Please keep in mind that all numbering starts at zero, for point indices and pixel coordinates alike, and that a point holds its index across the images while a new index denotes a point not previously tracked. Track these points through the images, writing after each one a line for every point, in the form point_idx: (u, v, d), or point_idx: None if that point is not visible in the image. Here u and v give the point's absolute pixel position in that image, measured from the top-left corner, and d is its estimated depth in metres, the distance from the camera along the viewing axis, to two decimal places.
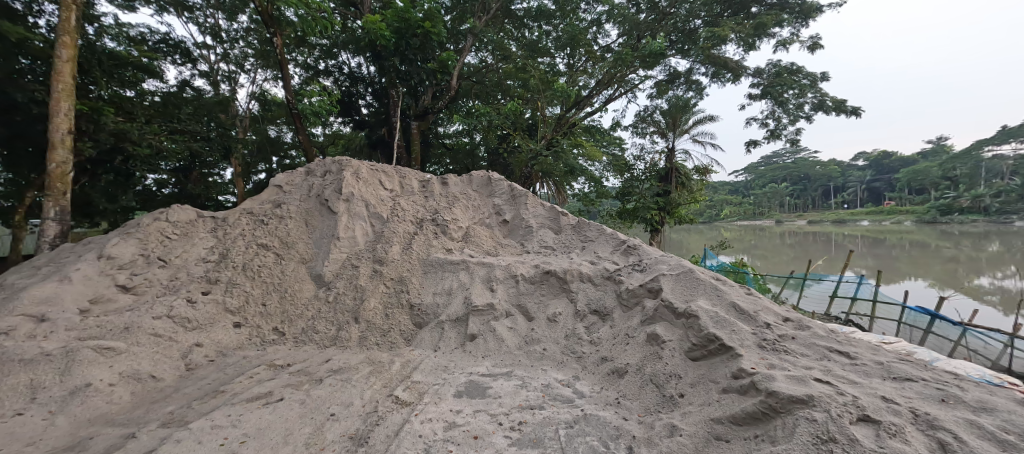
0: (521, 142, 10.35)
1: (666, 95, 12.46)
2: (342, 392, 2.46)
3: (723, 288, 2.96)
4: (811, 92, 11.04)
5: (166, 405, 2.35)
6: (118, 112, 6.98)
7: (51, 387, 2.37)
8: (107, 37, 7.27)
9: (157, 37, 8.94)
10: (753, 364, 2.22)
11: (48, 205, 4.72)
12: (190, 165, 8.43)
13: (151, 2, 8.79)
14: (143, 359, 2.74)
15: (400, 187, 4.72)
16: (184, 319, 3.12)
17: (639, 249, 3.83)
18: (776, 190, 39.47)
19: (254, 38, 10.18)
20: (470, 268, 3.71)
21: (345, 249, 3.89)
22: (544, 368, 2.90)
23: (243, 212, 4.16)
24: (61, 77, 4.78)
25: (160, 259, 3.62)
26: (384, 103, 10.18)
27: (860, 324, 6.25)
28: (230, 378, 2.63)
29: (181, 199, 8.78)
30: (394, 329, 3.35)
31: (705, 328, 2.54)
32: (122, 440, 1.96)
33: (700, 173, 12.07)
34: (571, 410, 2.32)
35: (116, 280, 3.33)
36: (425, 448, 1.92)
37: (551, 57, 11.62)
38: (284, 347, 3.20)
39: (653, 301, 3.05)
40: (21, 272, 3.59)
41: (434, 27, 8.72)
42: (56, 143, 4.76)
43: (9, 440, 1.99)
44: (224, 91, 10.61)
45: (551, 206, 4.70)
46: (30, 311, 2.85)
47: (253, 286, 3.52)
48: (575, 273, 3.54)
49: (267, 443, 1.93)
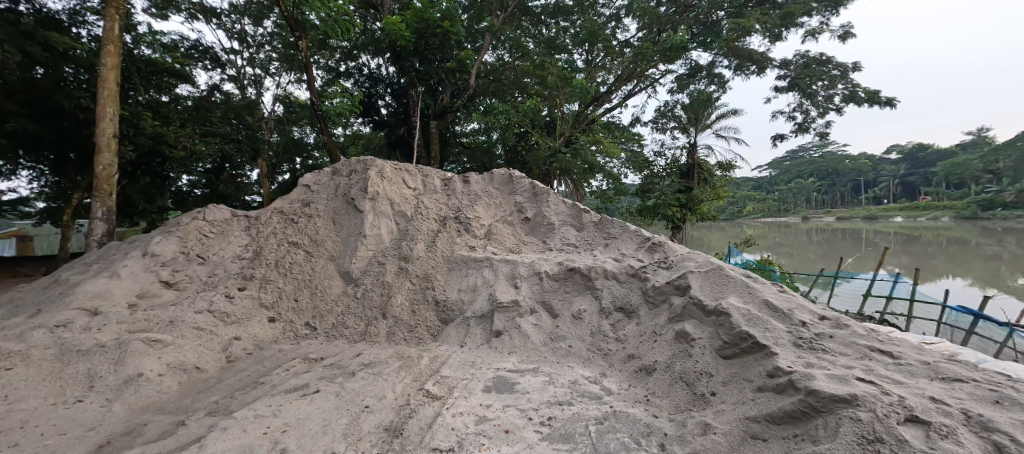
0: (539, 140, 10.32)
1: (688, 89, 12.22)
2: (375, 385, 2.53)
3: (754, 285, 2.90)
4: (841, 83, 10.65)
5: (212, 395, 2.46)
6: (155, 117, 7.35)
7: (106, 376, 2.51)
8: (143, 45, 7.62)
9: (188, 43, 9.35)
10: (790, 363, 2.17)
11: (96, 206, 4.98)
12: (220, 166, 8.79)
13: (182, 11, 9.23)
14: (188, 350, 2.87)
15: (422, 185, 4.78)
16: (223, 314, 3.26)
17: (664, 246, 3.76)
18: (802, 185, 38.13)
19: (278, 42, 10.54)
20: (494, 265, 3.74)
21: (372, 246, 3.98)
22: (570, 365, 2.90)
23: (274, 211, 4.30)
24: (106, 84, 5.05)
25: (199, 256, 3.78)
26: (404, 103, 10.40)
27: (895, 324, 6.01)
28: (268, 370, 2.74)
29: (212, 199, 9.13)
30: (421, 326, 3.41)
31: (738, 325, 2.49)
32: (173, 426, 2.07)
33: (722, 169, 11.82)
34: (601, 406, 2.31)
35: (160, 277, 3.49)
36: (458, 440, 1.95)
37: (569, 53, 11.55)
38: (316, 341, 3.29)
39: (680, 298, 3.02)
40: (75, 268, 3.82)
41: (452, 27, 8.94)
42: (101, 147, 5.03)
43: (72, 426, 2.13)
44: (251, 94, 10.99)
45: (573, 203, 4.67)
46: (84, 305, 3.03)
47: (285, 282, 3.64)
48: (599, 270, 3.52)
49: (308, 433, 2.00)
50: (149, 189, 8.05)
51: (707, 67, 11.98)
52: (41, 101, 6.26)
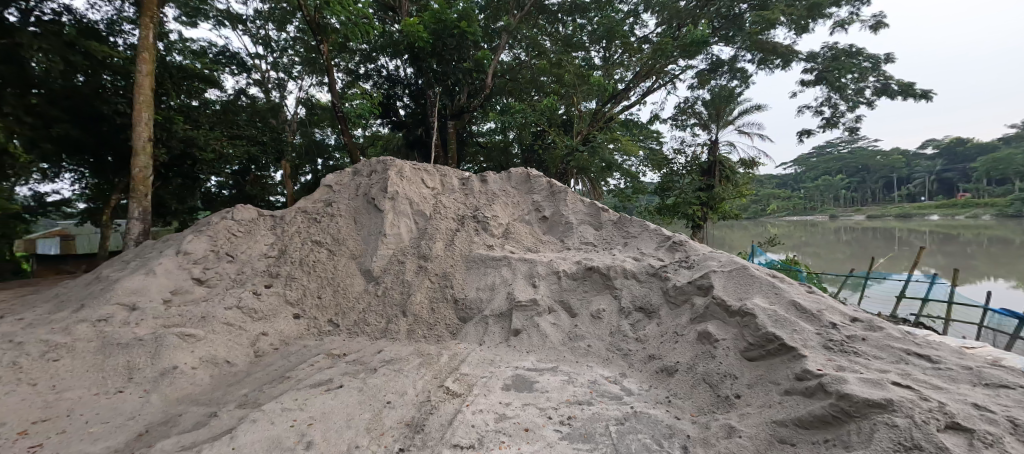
0: (556, 138, 10.29)
1: (709, 85, 11.94)
2: (396, 381, 2.57)
3: (780, 285, 2.82)
4: (873, 76, 10.23)
5: (241, 388, 2.55)
6: (186, 121, 7.67)
7: (144, 368, 2.64)
8: (175, 52, 7.96)
9: (216, 49, 9.71)
10: (820, 365, 2.10)
11: (133, 206, 5.23)
12: (247, 167, 9.09)
13: (210, 18, 9.59)
14: (219, 345, 2.98)
15: (441, 185, 4.83)
16: (251, 310, 3.37)
17: (686, 245, 3.69)
18: (830, 182, 36.74)
19: (300, 47, 10.82)
20: (513, 264, 3.74)
21: (392, 244, 4.05)
22: (590, 365, 2.88)
23: (298, 210, 4.42)
24: (142, 90, 5.30)
25: (228, 255, 3.92)
26: (422, 104, 10.54)
27: (932, 327, 5.76)
28: (294, 366, 2.81)
29: (239, 200, 9.46)
30: (440, 323, 3.45)
31: (763, 326, 2.43)
32: (206, 417, 2.16)
33: (745, 166, 11.52)
34: (621, 407, 2.29)
35: (192, 274, 3.64)
36: (478, 437, 1.97)
37: (586, 50, 11.43)
38: (339, 337, 3.36)
39: (703, 299, 2.96)
40: (115, 265, 4.03)
41: (469, 27, 9.00)
42: (137, 150, 5.27)
43: (114, 414, 2.25)
44: (275, 97, 11.33)
45: (591, 202, 4.64)
46: (123, 300, 3.19)
47: (309, 280, 3.73)
48: (618, 269, 3.49)
49: (332, 426, 2.05)
50: (181, 190, 8.40)
51: (729, 61, 11.69)
52: (82, 107, 6.62)
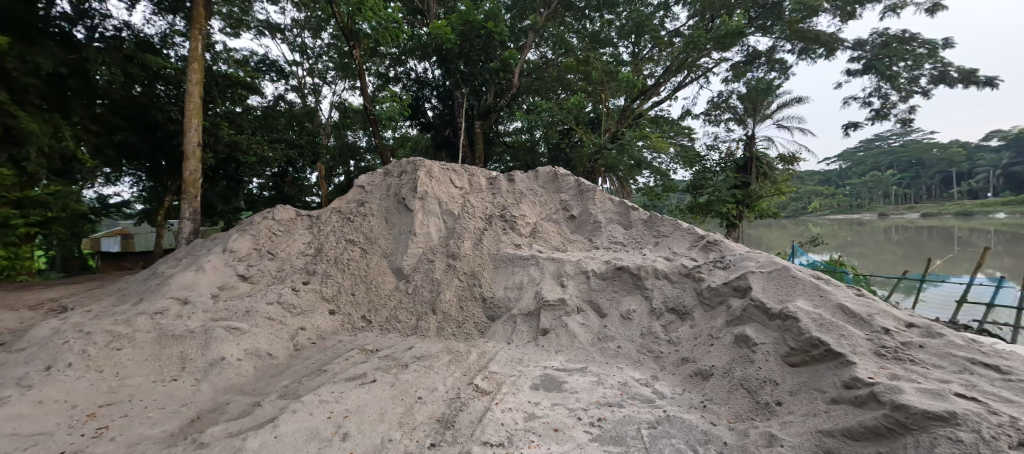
0: (583, 137, 10.18)
1: (744, 78, 11.45)
2: (427, 377, 2.62)
3: (826, 287, 2.67)
4: (929, 63, 9.48)
5: (282, 380, 2.68)
6: (230, 126, 8.14)
7: (195, 359, 2.82)
8: (220, 61, 8.46)
9: (257, 58, 10.24)
10: (872, 373, 1.97)
11: (184, 207, 5.59)
12: (285, 169, 9.53)
13: (252, 28, 10.12)
14: (262, 338, 3.14)
15: (469, 185, 4.88)
16: (290, 305, 3.52)
17: (720, 245, 3.56)
18: (879, 178, 34.34)
19: (334, 52, 11.23)
20: (541, 263, 3.73)
21: (422, 243, 4.13)
22: (620, 366, 2.82)
23: (333, 210, 4.58)
24: (191, 98, 5.65)
25: (269, 253, 4.12)
26: (450, 105, 10.71)
27: (999, 335, 5.30)
28: (330, 360, 2.93)
29: (278, 200, 9.93)
30: (469, 322, 3.49)
31: (807, 331, 2.31)
32: (250, 407, 2.28)
33: (784, 162, 10.95)
34: (653, 410, 2.23)
35: (237, 271, 3.86)
36: (507, 436, 1.97)
37: (614, 46, 11.19)
38: (372, 333, 3.46)
39: (740, 301, 2.84)
40: (169, 262, 4.32)
41: (495, 27, 9.05)
42: (188, 155, 5.63)
43: (170, 401, 2.42)
44: (311, 102, 11.81)
45: (620, 200, 4.56)
46: (176, 294, 3.41)
47: (343, 277, 3.86)
48: (649, 270, 3.40)
49: (367, 419, 2.12)
50: (226, 192, 8.92)
51: (767, 52, 11.16)
52: (140, 116, 7.15)
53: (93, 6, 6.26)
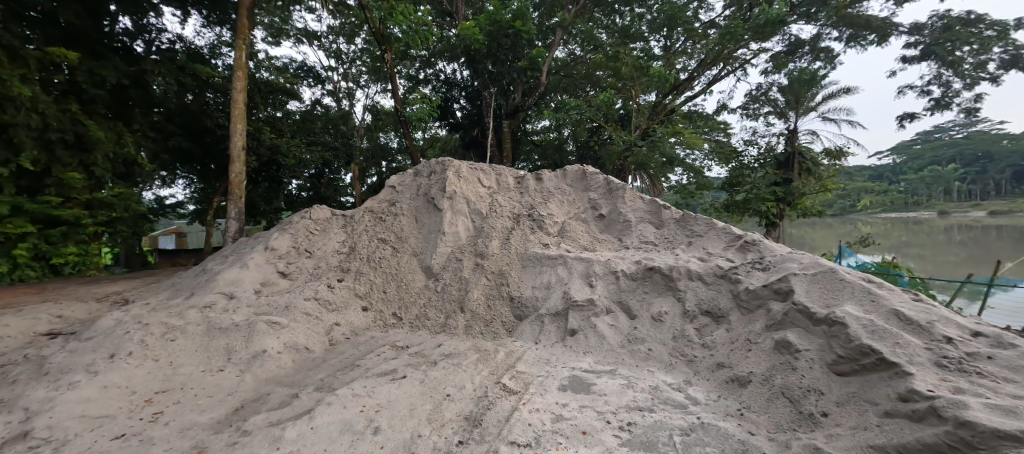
0: (613, 134, 9.97)
1: (786, 69, 10.85)
2: (455, 375, 2.65)
3: (879, 291, 2.48)
4: (999, 45, 8.62)
5: (318, 373, 2.79)
6: (272, 130, 8.57)
7: (240, 351, 2.99)
8: (263, 69, 8.92)
9: (296, 65, 10.72)
10: (931, 386, 1.81)
11: (230, 207, 5.92)
12: (321, 171, 9.92)
13: (291, 37, 10.62)
14: (299, 332, 3.29)
15: (497, 184, 4.90)
16: (326, 301, 3.66)
17: (759, 245, 3.39)
18: (940, 174, 31.58)
19: (367, 57, 11.58)
20: (569, 263, 3.69)
21: (450, 243, 4.18)
22: (651, 370, 2.73)
23: (366, 210, 4.73)
24: (236, 104, 5.99)
25: (306, 251, 4.31)
26: (478, 105, 10.81)
27: None
28: (363, 355, 3.02)
29: (315, 201, 10.36)
30: (496, 321, 3.50)
31: (857, 338, 2.15)
32: (289, 398, 2.39)
33: (830, 157, 10.30)
34: (686, 416, 2.15)
35: (277, 268, 4.06)
36: (535, 436, 1.96)
37: (645, 41, 10.90)
38: (402, 330, 3.55)
39: (781, 305, 2.70)
40: (216, 259, 4.60)
41: (523, 26, 9.05)
42: (233, 158, 5.97)
43: (217, 390, 2.59)
44: (345, 106, 12.24)
45: (651, 198, 4.44)
46: (223, 290, 3.62)
47: (375, 275, 3.97)
48: (682, 270, 3.29)
49: (397, 414, 2.17)
50: (268, 193, 9.41)
51: (811, 41, 10.53)
52: (192, 122, 7.66)
53: (151, 20, 6.75)
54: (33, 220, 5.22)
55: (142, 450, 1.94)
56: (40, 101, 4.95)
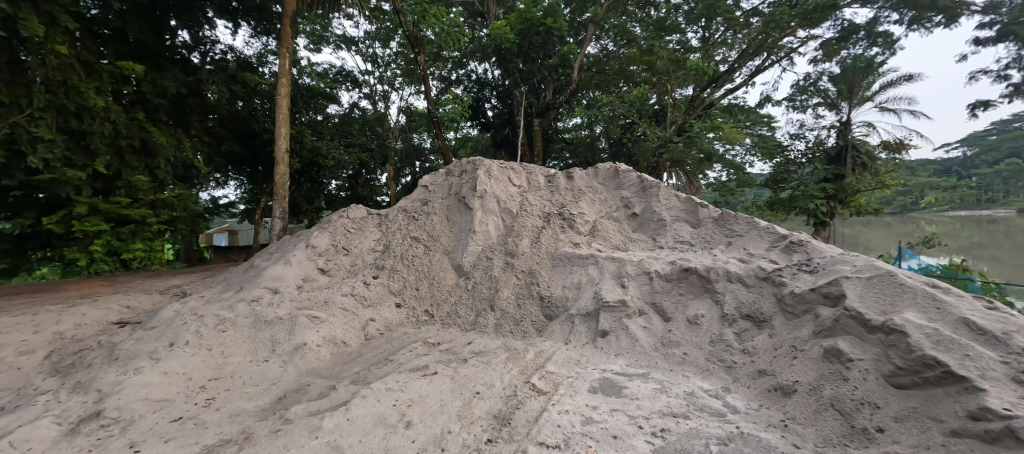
0: (646, 130, 9.69)
1: (838, 57, 10.10)
2: (485, 373, 2.67)
3: (945, 298, 2.26)
4: None
5: (354, 366, 2.91)
6: (313, 133, 8.99)
7: (283, 343, 3.16)
8: (305, 75, 9.38)
9: (336, 70, 11.20)
10: (1009, 405, 1.63)
11: (275, 207, 6.27)
12: (358, 171, 10.31)
13: (331, 43, 11.09)
14: (337, 326, 3.43)
15: (527, 183, 4.90)
16: (362, 297, 3.80)
17: (807, 246, 3.19)
18: None
19: (401, 60, 11.91)
20: (600, 263, 3.63)
21: (481, 242, 4.21)
22: (686, 375, 2.63)
23: (400, 209, 4.86)
24: (281, 110, 6.33)
25: (344, 249, 4.49)
26: (509, 104, 10.84)
27: None
28: (396, 350, 3.11)
29: (353, 200, 10.78)
30: (526, 320, 3.48)
31: (919, 348, 1.97)
32: (327, 389, 2.50)
33: (889, 150, 9.50)
34: (723, 425, 2.05)
35: (317, 265, 4.26)
36: (565, 438, 1.94)
37: (682, 32, 10.50)
38: (434, 327, 3.62)
39: (830, 310, 2.52)
40: (263, 256, 4.89)
41: (555, 23, 8.98)
42: (278, 160, 6.31)
43: (262, 380, 2.75)
44: (381, 108, 12.64)
45: (687, 196, 4.29)
46: (268, 285, 3.84)
47: (409, 272, 4.07)
48: (720, 272, 3.15)
49: (429, 409, 2.21)
50: (310, 193, 9.88)
51: (867, 25, 9.74)
52: (242, 127, 8.18)
53: (206, 33, 7.28)
54: (107, 219, 5.75)
55: (197, 433, 2.10)
56: (113, 110, 5.48)
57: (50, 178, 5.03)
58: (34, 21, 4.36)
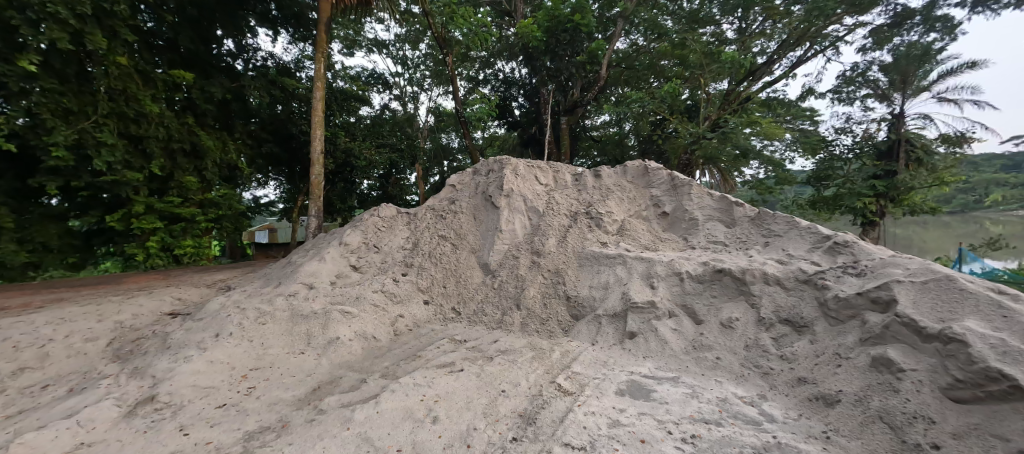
0: (678, 126, 9.41)
1: (890, 44, 9.42)
2: (510, 371, 2.68)
3: (1014, 306, 2.06)
4: None
5: (384, 361, 2.99)
6: (346, 134, 9.31)
7: (318, 336, 3.29)
8: (339, 79, 9.73)
9: (368, 73, 11.55)
10: None
11: (311, 206, 6.55)
12: (389, 171, 10.59)
13: (364, 47, 11.44)
14: (368, 322, 3.53)
15: (554, 181, 4.89)
16: (392, 294, 3.90)
17: (853, 247, 3.00)
18: None
19: (430, 61, 12.13)
20: (628, 263, 3.55)
21: (508, 240, 4.23)
22: (718, 380, 2.53)
23: (428, 208, 4.95)
24: (317, 112, 6.59)
25: (375, 246, 4.62)
26: (536, 103, 10.82)
27: None
28: (424, 346, 3.18)
29: (383, 199, 11.08)
30: (552, 319, 3.46)
31: (982, 360, 1.81)
32: (358, 383, 2.58)
33: (948, 144, 8.77)
34: (760, 434, 1.95)
35: (350, 262, 4.41)
36: (591, 440, 1.91)
37: (717, 24, 10.11)
38: (461, 324, 3.66)
39: (880, 316, 2.36)
40: (300, 252, 5.11)
41: (583, 19, 8.88)
42: (314, 161, 6.58)
43: (298, 371, 2.88)
44: (411, 109, 12.93)
45: (721, 195, 4.13)
46: (304, 280, 4.00)
47: (436, 270, 4.14)
48: (757, 273, 3.02)
49: (456, 405, 2.25)
50: (343, 192, 10.24)
51: (924, 9, 9.03)
52: (281, 130, 8.58)
53: (249, 41, 7.69)
54: (161, 217, 6.19)
55: (240, 419, 2.23)
56: (166, 116, 5.88)
57: (112, 180, 5.47)
58: (98, 35, 4.79)
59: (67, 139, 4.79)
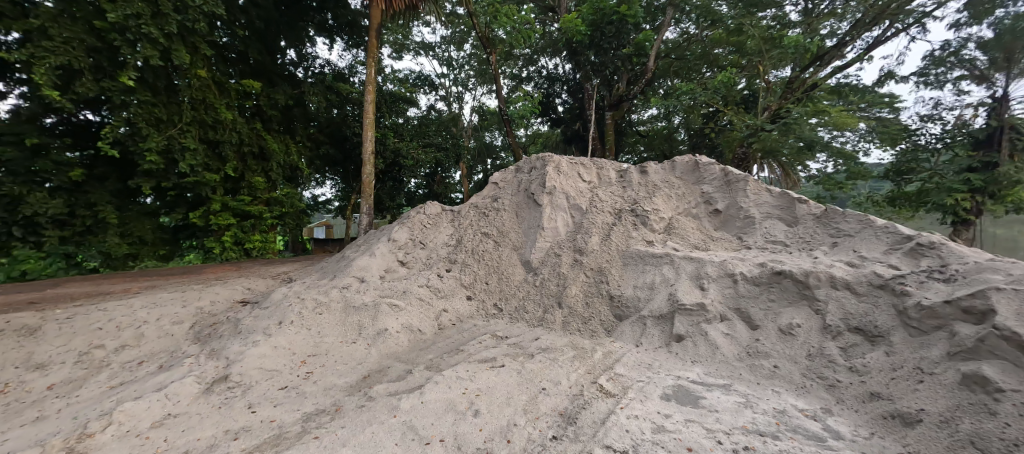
0: (733, 119, 8.86)
1: (992, 17, 8.21)
2: (550, 369, 2.67)
3: None
4: None
5: (428, 353, 3.10)
6: (395, 135, 9.72)
7: (368, 327, 3.47)
8: (388, 82, 10.17)
9: (415, 75, 11.96)
10: None
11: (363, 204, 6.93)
12: (434, 170, 10.92)
13: (411, 50, 11.86)
14: (414, 315, 3.67)
15: (598, 178, 4.79)
16: (436, 289, 4.01)
17: (941, 249, 2.66)
18: None
19: (474, 61, 12.32)
20: (676, 263, 3.41)
21: (550, 237, 4.21)
22: (776, 390, 2.35)
23: (471, 205, 5.04)
24: (368, 115, 6.94)
25: (421, 243, 4.78)
26: (580, 98, 10.66)
27: None
28: (466, 341, 3.25)
29: (429, 197, 11.46)
30: (595, 319, 3.40)
31: None
32: (404, 373, 2.70)
33: None
34: (823, 450, 1.79)
35: (398, 257, 4.60)
36: (633, 444, 1.85)
37: (778, 6, 9.35)
38: (503, 320, 3.70)
39: (973, 329, 2.08)
40: (352, 247, 5.41)
41: (629, 10, 8.48)
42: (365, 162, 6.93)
43: (350, 360, 3.05)
44: (455, 109, 13.23)
45: (782, 191, 3.83)
46: (356, 274, 4.23)
47: (479, 267, 4.21)
48: (823, 277, 2.77)
49: (497, 400, 2.28)
50: (392, 190, 10.72)
51: None
52: (336, 132, 9.13)
53: (308, 50, 8.25)
54: (234, 214, 6.83)
55: (299, 400, 2.42)
56: (238, 122, 6.47)
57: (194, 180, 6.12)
58: (182, 51, 5.35)
59: (158, 145, 5.42)
